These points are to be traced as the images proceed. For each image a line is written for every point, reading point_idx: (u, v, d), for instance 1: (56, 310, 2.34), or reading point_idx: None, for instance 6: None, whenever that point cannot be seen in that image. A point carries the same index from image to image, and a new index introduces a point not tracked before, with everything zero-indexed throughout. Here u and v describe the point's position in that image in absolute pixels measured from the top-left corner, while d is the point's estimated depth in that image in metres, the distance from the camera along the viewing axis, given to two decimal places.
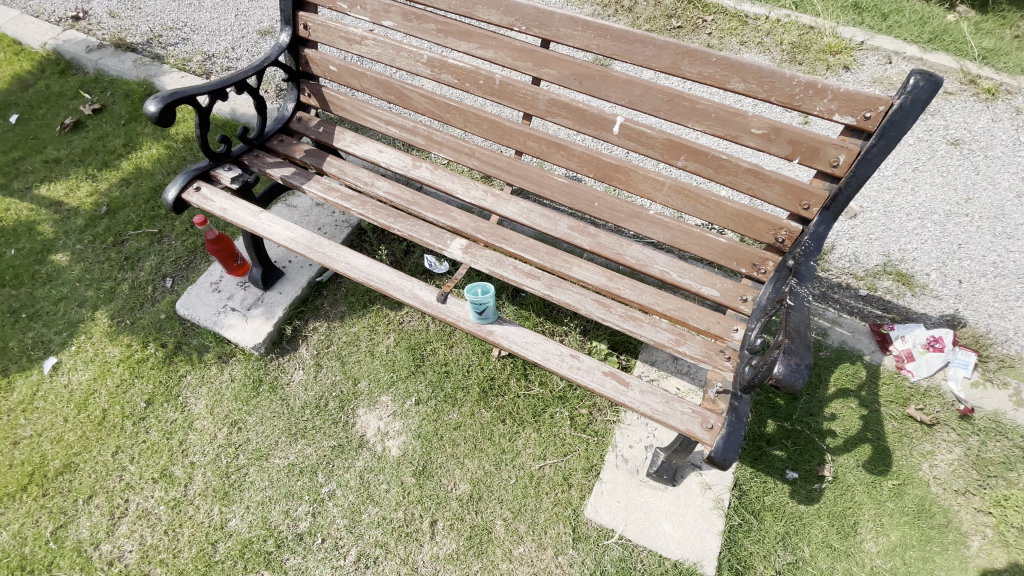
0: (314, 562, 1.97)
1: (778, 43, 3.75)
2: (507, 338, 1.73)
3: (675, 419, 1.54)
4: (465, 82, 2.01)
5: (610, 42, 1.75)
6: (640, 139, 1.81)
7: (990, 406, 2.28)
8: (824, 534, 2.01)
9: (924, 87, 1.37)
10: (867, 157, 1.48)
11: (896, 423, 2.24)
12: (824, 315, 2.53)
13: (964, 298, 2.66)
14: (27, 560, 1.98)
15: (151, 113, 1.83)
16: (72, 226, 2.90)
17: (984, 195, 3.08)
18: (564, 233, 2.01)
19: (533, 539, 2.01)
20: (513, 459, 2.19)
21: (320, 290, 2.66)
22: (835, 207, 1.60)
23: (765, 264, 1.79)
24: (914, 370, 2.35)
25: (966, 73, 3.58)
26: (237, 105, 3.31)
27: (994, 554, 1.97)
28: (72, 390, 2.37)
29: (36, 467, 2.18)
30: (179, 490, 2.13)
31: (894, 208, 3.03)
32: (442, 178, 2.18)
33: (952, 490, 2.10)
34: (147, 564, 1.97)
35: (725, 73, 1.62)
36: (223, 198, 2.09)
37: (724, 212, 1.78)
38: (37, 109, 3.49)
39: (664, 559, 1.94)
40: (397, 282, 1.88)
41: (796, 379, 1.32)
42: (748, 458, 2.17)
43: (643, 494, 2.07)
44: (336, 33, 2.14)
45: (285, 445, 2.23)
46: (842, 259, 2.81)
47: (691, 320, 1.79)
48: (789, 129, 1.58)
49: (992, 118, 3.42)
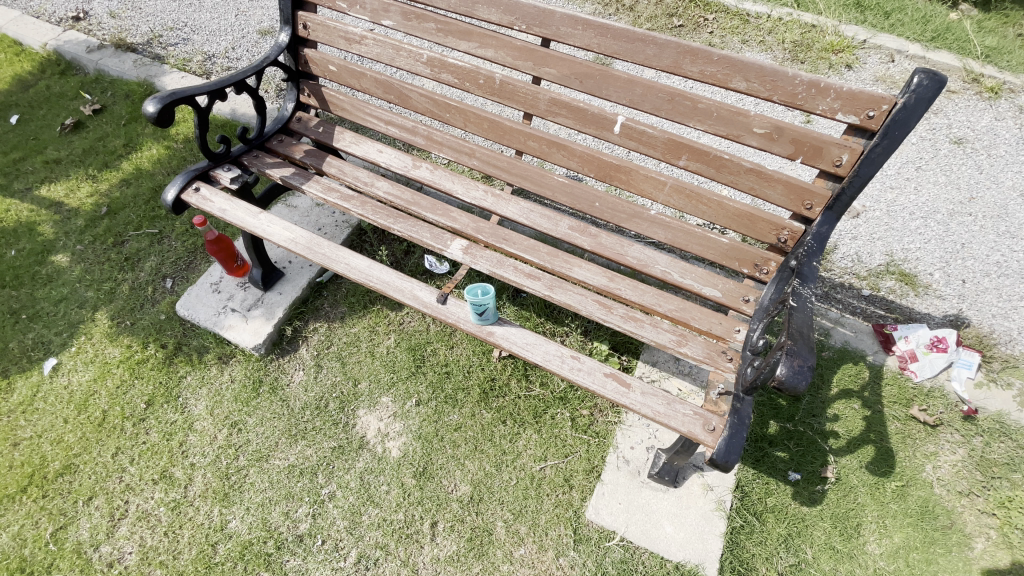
0: (314, 564, 1.97)
1: (780, 42, 3.74)
2: (507, 340, 1.72)
3: (677, 421, 1.53)
4: (465, 81, 2.00)
5: (611, 41, 1.74)
6: (641, 139, 1.79)
7: (994, 407, 2.27)
8: (826, 536, 1.99)
9: (929, 85, 1.35)
10: (871, 156, 1.47)
11: (899, 424, 2.23)
12: (827, 315, 2.52)
13: (967, 298, 2.64)
14: (27, 562, 1.97)
15: (151, 113, 1.83)
16: (72, 227, 2.89)
17: (987, 194, 3.06)
18: (565, 234, 2.00)
19: (534, 540, 2.00)
20: (514, 459, 2.19)
21: (320, 290, 2.66)
22: (838, 207, 1.58)
23: (767, 264, 1.78)
24: (917, 371, 2.34)
25: (969, 71, 3.56)
26: (237, 105, 3.31)
27: (999, 556, 1.96)
28: (72, 391, 2.37)
29: (36, 468, 2.17)
30: (179, 491, 2.13)
31: (897, 207, 3.01)
32: (442, 178, 2.17)
33: (956, 491, 2.08)
34: (147, 566, 1.97)
35: (726, 72, 1.61)
36: (222, 198, 2.09)
37: (726, 211, 1.77)
38: (37, 110, 3.49)
39: (666, 561, 1.93)
40: (397, 282, 1.87)
41: (799, 381, 1.31)
42: (751, 459, 2.15)
43: (644, 496, 2.06)
44: (335, 33, 2.13)
45: (285, 446, 2.23)
46: (845, 259, 2.79)
47: (692, 321, 1.78)
48: (792, 129, 1.57)
49: (995, 117, 3.40)
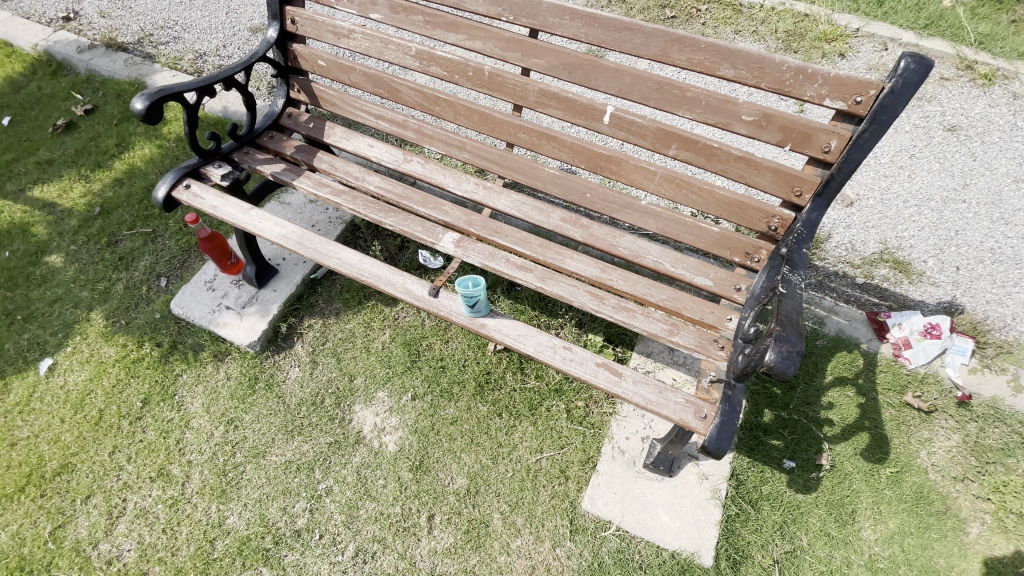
0: (311, 559, 1.97)
1: (773, 32, 3.73)
2: (499, 331, 1.73)
3: (669, 409, 1.54)
4: (454, 74, 2.00)
5: (599, 30, 1.73)
6: (631, 129, 1.79)
7: (988, 392, 2.27)
8: (822, 523, 2.00)
9: (916, 70, 1.36)
10: (859, 142, 1.47)
11: (894, 411, 2.24)
12: (821, 304, 2.52)
13: (961, 285, 2.65)
14: (27, 561, 1.98)
15: (138, 110, 1.82)
16: (66, 227, 2.89)
17: (981, 181, 3.06)
18: (557, 225, 2.00)
19: (531, 531, 2.01)
20: (511, 452, 2.19)
21: (314, 287, 2.66)
22: (827, 194, 1.59)
23: (759, 252, 1.78)
24: (911, 358, 2.34)
25: (962, 58, 3.56)
26: (228, 102, 3.28)
27: (994, 540, 1.97)
28: (69, 391, 2.37)
29: (34, 467, 2.18)
30: (177, 489, 2.13)
31: (891, 195, 3.02)
32: (434, 172, 2.16)
33: (951, 477, 2.09)
34: (146, 563, 1.97)
35: (714, 60, 1.61)
36: (213, 195, 2.07)
37: (717, 200, 1.76)
38: (30, 110, 3.49)
39: (662, 550, 1.94)
40: (388, 276, 1.87)
41: (788, 366, 1.31)
42: (746, 448, 2.16)
43: (640, 485, 2.07)
44: (323, 27, 2.12)
45: (282, 442, 2.23)
46: (839, 248, 2.79)
47: (684, 310, 1.79)
48: (781, 116, 1.57)
49: (989, 103, 3.39)
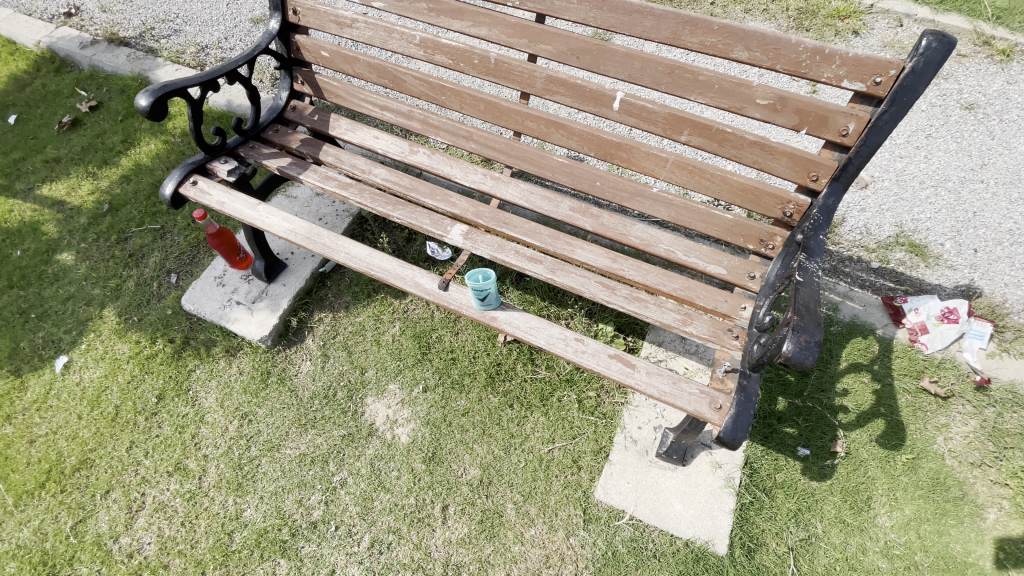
0: (328, 550, 2.00)
1: (784, 10, 3.63)
2: (510, 324, 1.72)
3: (682, 400, 1.52)
4: (460, 62, 1.97)
5: (608, 13, 1.69)
6: (641, 115, 1.76)
7: (1006, 376, 2.24)
8: (837, 510, 1.99)
9: (938, 48, 1.31)
10: (878, 124, 1.43)
11: (910, 397, 2.21)
12: (835, 289, 2.48)
13: (979, 268, 2.60)
14: (49, 555, 2.02)
15: (143, 107, 1.81)
16: (76, 225, 2.91)
17: (999, 160, 2.98)
18: (566, 215, 1.97)
19: (544, 521, 2.02)
20: (522, 442, 2.20)
21: (323, 281, 2.67)
22: (845, 177, 1.55)
23: (773, 239, 1.74)
24: (928, 343, 2.30)
25: (979, 34, 3.46)
26: (232, 96, 3.27)
27: (1011, 526, 1.95)
28: (84, 387, 2.40)
29: (53, 464, 2.21)
30: (194, 482, 2.16)
31: (906, 177, 2.95)
32: (440, 163, 2.14)
33: (968, 462, 2.07)
34: (166, 556, 2.01)
35: (728, 41, 1.57)
36: (220, 191, 2.07)
37: (730, 186, 1.72)
38: (35, 109, 3.48)
39: (675, 538, 1.95)
40: (397, 270, 1.85)
41: (806, 356, 1.29)
42: (759, 436, 2.15)
43: (653, 475, 2.07)
44: (325, 17, 2.09)
45: (296, 435, 2.25)
46: (853, 232, 2.74)
47: (697, 300, 1.77)
48: (797, 99, 1.53)
49: (1008, 80, 3.29)
